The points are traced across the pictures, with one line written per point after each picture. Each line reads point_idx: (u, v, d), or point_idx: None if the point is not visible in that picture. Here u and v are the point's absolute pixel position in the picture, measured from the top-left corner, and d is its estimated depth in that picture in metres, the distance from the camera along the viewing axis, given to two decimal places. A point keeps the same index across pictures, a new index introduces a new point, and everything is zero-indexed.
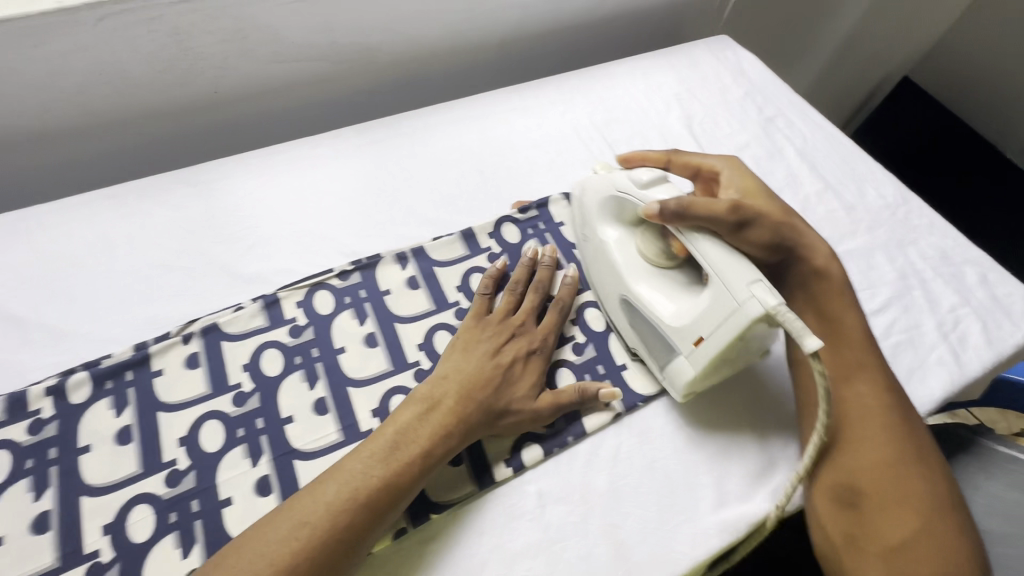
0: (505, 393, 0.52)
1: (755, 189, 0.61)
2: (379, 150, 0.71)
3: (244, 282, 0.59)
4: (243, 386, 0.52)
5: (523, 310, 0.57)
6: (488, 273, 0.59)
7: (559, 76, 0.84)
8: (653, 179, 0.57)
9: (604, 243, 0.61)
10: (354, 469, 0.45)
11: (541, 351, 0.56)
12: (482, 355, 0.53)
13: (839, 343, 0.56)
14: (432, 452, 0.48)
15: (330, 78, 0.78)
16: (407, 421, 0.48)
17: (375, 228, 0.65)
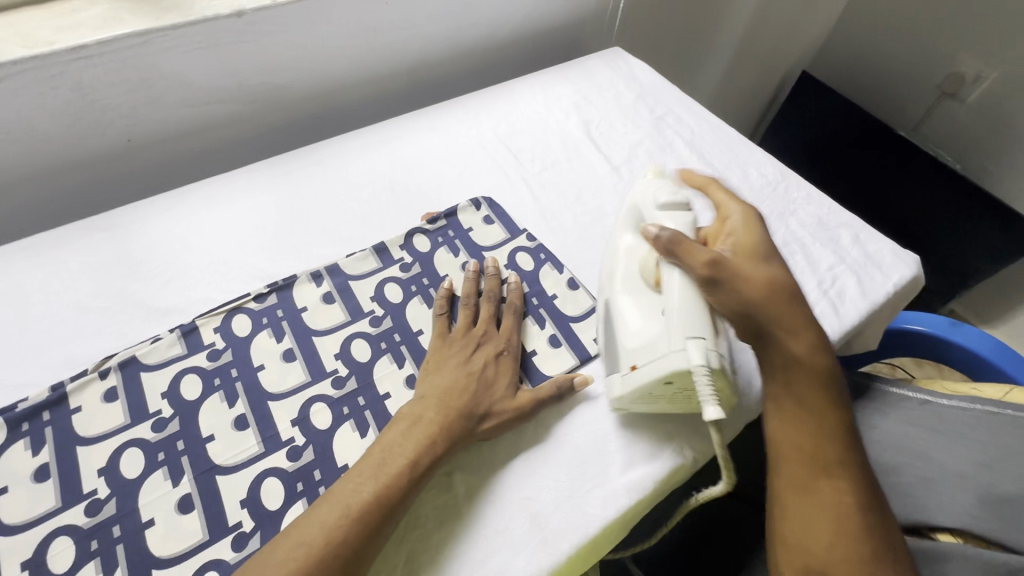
0: (485, 399, 0.55)
1: (760, 257, 0.57)
2: (293, 179, 0.75)
3: (161, 315, 0.62)
4: (163, 412, 0.55)
5: (483, 319, 0.61)
6: (438, 295, 0.63)
7: (466, 98, 0.90)
8: (670, 203, 0.62)
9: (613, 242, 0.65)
10: (347, 489, 0.47)
11: (509, 353, 0.59)
12: (456, 367, 0.56)
13: (817, 434, 0.51)
14: (420, 463, 0.50)
15: (243, 118, 0.82)
16: (394, 439, 0.51)
17: (292, 252, 0.68)
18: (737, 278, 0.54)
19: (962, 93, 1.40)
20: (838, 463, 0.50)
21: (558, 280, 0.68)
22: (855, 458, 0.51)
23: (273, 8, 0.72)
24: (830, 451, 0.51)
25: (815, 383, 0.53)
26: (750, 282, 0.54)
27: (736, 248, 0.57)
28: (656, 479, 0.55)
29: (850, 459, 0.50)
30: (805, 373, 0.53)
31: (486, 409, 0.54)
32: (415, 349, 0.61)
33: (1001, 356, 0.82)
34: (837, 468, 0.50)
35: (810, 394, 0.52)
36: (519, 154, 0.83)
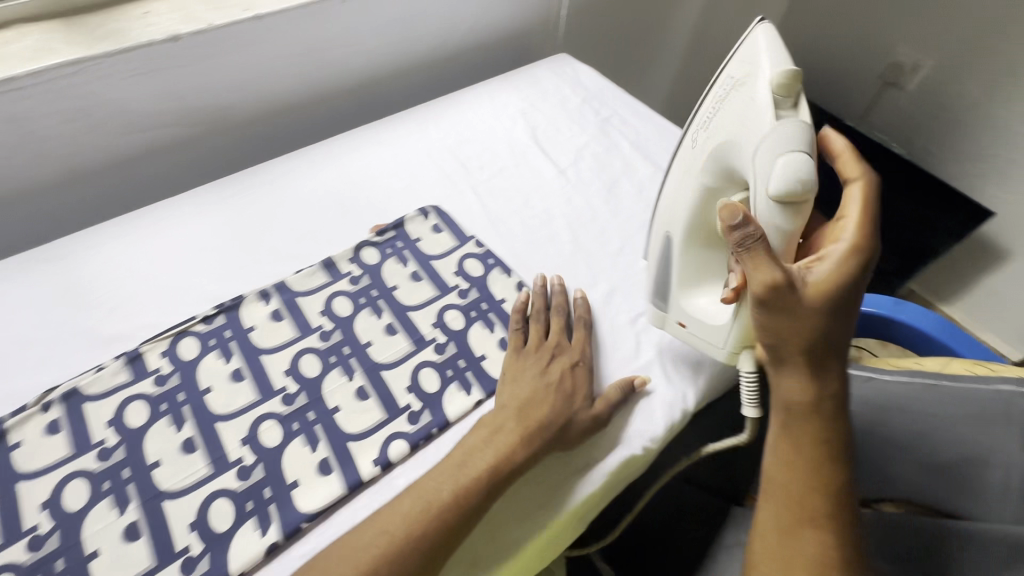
0: (567, 408, 0.56)
1: (843, 298, 0.48)
2: (239, 200, 0.75)
3: (105, 343, 0.61)
4: (107, 441, 0.54)
5: (555, 330, 0.63)
6: (515, 306, 0.64)
7: (414, 111, 0.91)
8: (787, 192, 0.48)
9: (693, 161, 0.57)
10: (430, 485, 0.49)
11: (584, 364, 0.61)
12: (533, 379, 0.57)
13: (812, 483, 0.48)
14: (499, 470, 0.51)
15: (188, 142, 0.81)
16: (475, 443, 0.53)
17: (239, 272, 0.68)
18: (799, 311, 0.47)
19: (903, 81, 1.46)
20: (827, 517, 0.47)
21: (506, 284, 0.69)
22: (849, 517, 0.47)
23: (209, 30, 0.73)
24: (820, 502, 0.47)
25: (825, 434, 0.48)
26: (804, 314, 0.47)
27: (826, 272, 0.48)
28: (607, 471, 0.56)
29: (842, 516, 0.47)
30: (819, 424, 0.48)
31: (567, 420, 0.55)
32: (365, 361, 0.62)
33: (942, 329, 0.86)
34: (824, 521, 0.46)
35: (815, 443, 0.48)
36: (468, 162, 0.84)
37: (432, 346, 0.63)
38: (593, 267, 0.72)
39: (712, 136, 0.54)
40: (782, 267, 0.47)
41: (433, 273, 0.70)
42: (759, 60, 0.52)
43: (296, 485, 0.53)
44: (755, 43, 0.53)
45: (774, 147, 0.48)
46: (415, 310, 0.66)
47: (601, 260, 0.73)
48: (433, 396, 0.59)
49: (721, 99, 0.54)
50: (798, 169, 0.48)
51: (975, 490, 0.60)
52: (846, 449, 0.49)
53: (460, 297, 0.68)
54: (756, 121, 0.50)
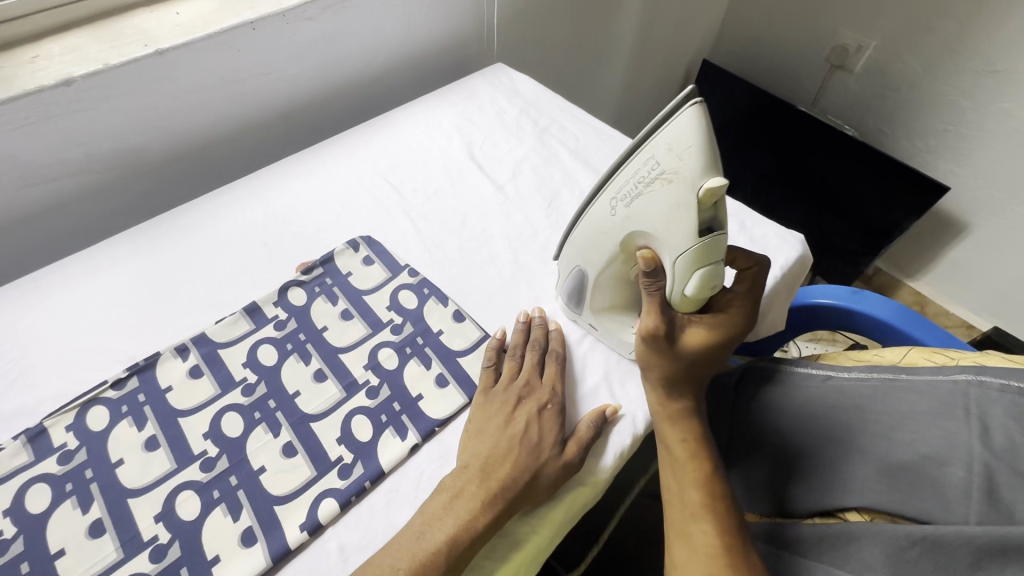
0: (535, 460, 0.52)
1: (713, 350, 0.57)
2: (153, 246, 0.69)
3: (4, 421, 0.56)
4: (5, 533, 0.49)
5: (527, 369, 0.59)
6: (489, 345, 0.61)
7: (343, 135, 0.86)
8: (698, 288, 0.51)
9: (612, 231, 0.54)
10: (386, 562, 0.46)
11: (555, 405, 0.57)
12: (496, 430, 0.54)
13: (686, 480, 0.54)
14: (460, 540, 0.47)
15: (101, 188, 0.76)
16: (435, 510, 0.49)
17: (155, 327, 0.63)
18: (672, 353, 0.55)
19: (849, 64, 1.45)
20: (705, 509, 0.52)
21: (443, 315, 0.66)
22: (731, 512, 0.53)
23: (106, 70, 0.68)
24: (696, 495, 0.53)
25: (692, 441, 0.56)
26: (676, 357, 0.56)
27: (700, 326, 0.56)
28: (554, 506, 0.53)
29: (719, 508, 0.53)
30: (690, 440, 0.56)
31: (535, 474, 0.52)
32: (292, 413, 0.58)
33: (901, 317, 0.85)
34: (701, 512, 0.52)
35: (683, 446, 0.56)
36: (401, 186, 0.80)
37: (364, 390, 0.60)
38: (534, 288, 0.69)
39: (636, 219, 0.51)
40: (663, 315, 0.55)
41: (365, 310, 0.66)
42: (690, 162, 0.46)
43: (216, 560, 0.49)
44: (682, 136, 0.46)
45: (694, 265, 0.50)
46: (345, 351, 0.62)
47: (542, 280, 0.70)
48: (365, 445, 0.56)
49: (646, 186, 0.49)
50: (712, 282, 0.51)
51: (939, 493, 0.57)
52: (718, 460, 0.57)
53: (394, 332, 0.64)
54: (679, 233, 0.49)
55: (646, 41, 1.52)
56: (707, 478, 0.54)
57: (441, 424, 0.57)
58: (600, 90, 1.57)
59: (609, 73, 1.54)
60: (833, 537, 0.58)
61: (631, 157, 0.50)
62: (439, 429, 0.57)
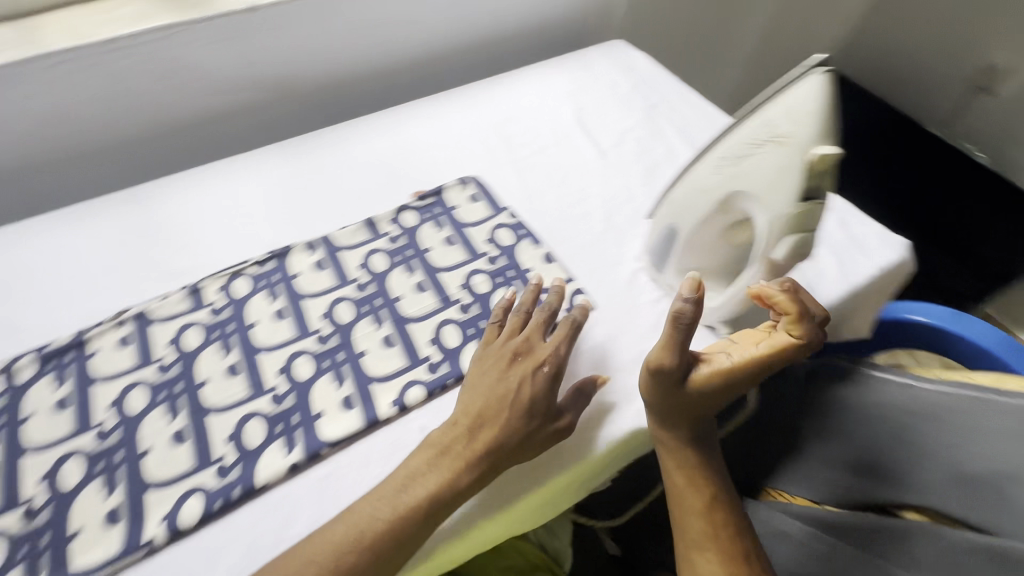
0: (526, 420, 0.54)
1: (720, 394, 0.56)
2: (295, 157, 0.80)
3: (172, 276, 0.68)
4: (166, 359, 0.61)
5: (532, 327, 0.60)
6: (497, 305, 0.63)
7: (465, 87, 0.93)
8: (785, 252, 0.51)
9: (711, 189, 0.56)
10: (363, 513, 0.49)
11: (552, 365, 0.58)
12: (488, 386, 0.56)
13: (690, 507, 0.57)
14: (439, 497, 0.50)
15: (259, 106, 0.88)
16: (418, 467, 0.52)
17: (290, 223, 0.74)
18: (674, 393, 0.55)
19: (996, 87, 1.35)
20: (708, 535, 0.56)
21: (534, 255, 0.71)
22: (738, 543, 0.56)
23: (285, 3, 0.79)
24: (699, 525, 0.57)
25: (693, 469, 0.58)
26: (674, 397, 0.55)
27: (706, 373, 0.55)
28: (562, 469, 0.56)
29: (720, 536, 0.56)
30: (688, 467, 0.58)
31: (525, 436, 0.54)
32: (394, 313, 0.66)
33: (1004, 349, 0.80)
34: (705, 540, 0.56)
35: (684, 474, 0.58)
36: (511, 139, 0.86)
37: (457, 306, 0.67)
38: (621, 247, 0.73)
39: (736, 182, 0.53)
40: (678, 354, 0.53)
41: (465, 239, 0.73)
42: (805, 128, 0.48)
43: (321, 415, 0.58)
44: (805, 101, 0.48)
45: (784, 230, 0.50)
46: (445, 271, 0.70)
47: (630, 240, 0.74)
48: (453, 350, 0.63)
49: (756, 148, 0.51)
50: (801, 249, 0.51)
51: (1004, 509, 0.56)
52: (723, 486, 0.59)
53: (489, 263, 0.71)
54: (778, 194, 0.50)
55: (769, 40, 1.48)
56: (710, 507, 0.57)
57: None
58: (713, 84, 1.55)
59: (724, 69, 1.52)
60: (884, 533, 0.58)
61: (749, 119, 0.53)
62: None
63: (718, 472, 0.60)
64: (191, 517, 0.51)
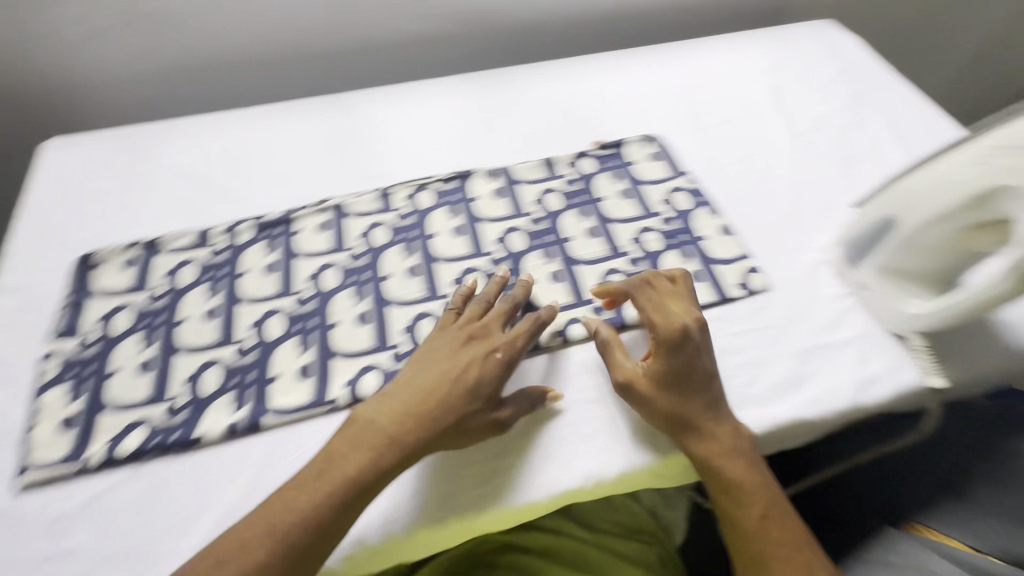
0: (468, 401, 0.51)
1: (678, 384, 0.53)
2: (486, 90, 0.83)
3: (366, 177, 0.74)
4: (357, 249, 0.67)
5: (493, 314, 0.57)
6: (456, 290, 0.60)
7: (656, 48, 0.91)
8: None
9: (969, 178, 0.52)
10: (293, 496, 0.46)
11: (506, 351, 0.54)
12: (442, 367, 0.53)
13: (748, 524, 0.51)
14: (371, 474, 0.48)
15: (455, 34, 0.89)
16: (353, 441, 0.49)
17: (473, 150, 0.77)
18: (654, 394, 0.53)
19: None
20: (776, 558, 0.49)
21: (711, 224, 0.69)
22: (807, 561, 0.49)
23: None
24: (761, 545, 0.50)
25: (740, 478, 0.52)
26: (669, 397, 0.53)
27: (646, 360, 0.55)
28: None
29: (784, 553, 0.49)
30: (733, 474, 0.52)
31: (462, 417, 0.51)
32: (564, 252, 0.67)
33: None
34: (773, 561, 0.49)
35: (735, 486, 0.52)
36: (697, 106, 0.83)
37: (625, 258, 0.67)
38: (805, 234, 0.68)
39: (1011, 175, 0.50)
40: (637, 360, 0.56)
41: (640, 195, 0.72)
42: None
43: None
44: None
45: None
46: (617, 222, 0.70)
47: (816, 228, 0.69)
48: None
49: None
50: None
51: None
52: (777, 495, 0.52)
53: (663, 223, 0.70)
54: None
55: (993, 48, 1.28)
56: (770, 520, 0.50)
57: None
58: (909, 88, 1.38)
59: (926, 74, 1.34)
60: None
61: None
62: None
63: (769, 478, 0.53)
64: (369, 388, 0.56)
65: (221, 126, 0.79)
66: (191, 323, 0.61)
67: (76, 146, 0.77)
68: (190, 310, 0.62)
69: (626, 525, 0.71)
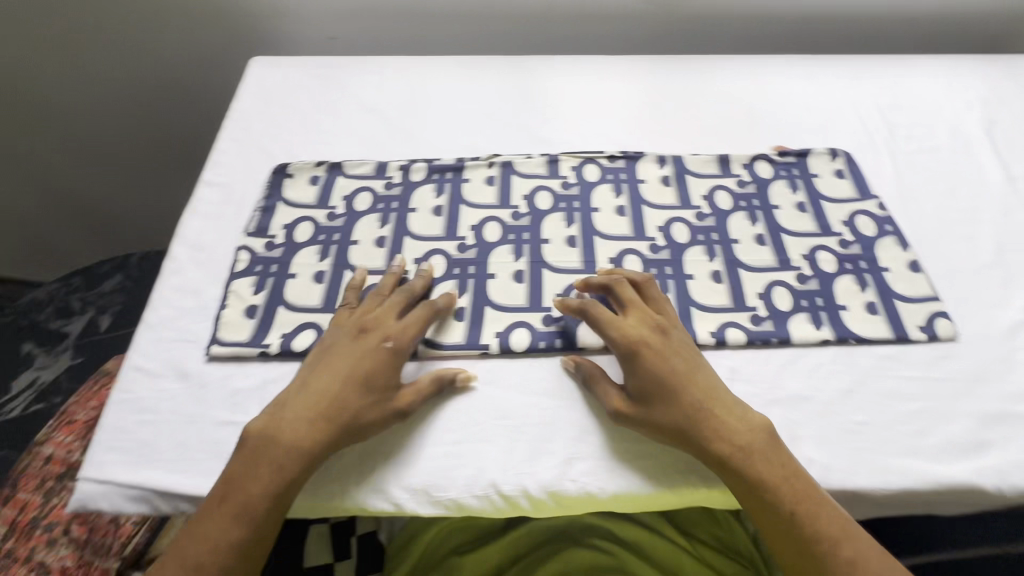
0: (362, 394, 0.51)
1: (653, 404, 0.51)
2: (665, 76, 0.80)
3: (536, 141, 0.74)
4: (520, 209, 0.68)
5: (387, 306, 0.57)
6: (350, 282, 0.60)
7: (853, 58, 0.84)
8: None
9: None
10: (209, 527, 0.47)
11: (398, 342, 0.54)
12: (332, 368, 0.52)
13: (771, 520, 0.48)
14: (277, 490, 0.48)
15: (638, 15, 0.88)
16: (252, 459, 0.48)
17: (644, 132, 0.75)
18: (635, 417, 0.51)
19: None
20: (812, 553, 0.47)
21: (897, 257, 0.63)
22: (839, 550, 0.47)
23: None
24: (792, 542, 0.48)
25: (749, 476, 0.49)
26: (652, 417, 0.51)
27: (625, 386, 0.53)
28: (875, 480, 0.50)
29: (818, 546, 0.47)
30: (740, 471, 0.49)
31: (359, 411, 0.50)
32: (728, 253, 0.64)
33: None
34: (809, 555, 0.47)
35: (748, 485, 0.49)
36: (895, 127, 0.76)
37: (794, 273, 0.63)
38: (1008, 290, 0.61)
39: None
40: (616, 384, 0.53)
41: (819, 210, 0.68)
42: None
43: None
44: None
45: None
46: (789, 234, 0.66)
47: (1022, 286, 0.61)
48: (782, 313, 0.60)
49: None
50: None
51: None
52: (797, 479, 0.49)
53: (841, 245, 0.65)
54: None
55: None
56: (796, 516, 0.48)
57: (857, 339, 0.58)
58: None
59: None
60: None
61: None
62: (854, 342, 0.58)
63: (781, 464, 0.49)
64: (519, 344, 0.57)
65: (406, 69, 0.82)
66: (362, 246, 0.65)
67: (277, 66, 0.84)
68: (362, 234, 0.66)
69: (723, 540, 0.68)
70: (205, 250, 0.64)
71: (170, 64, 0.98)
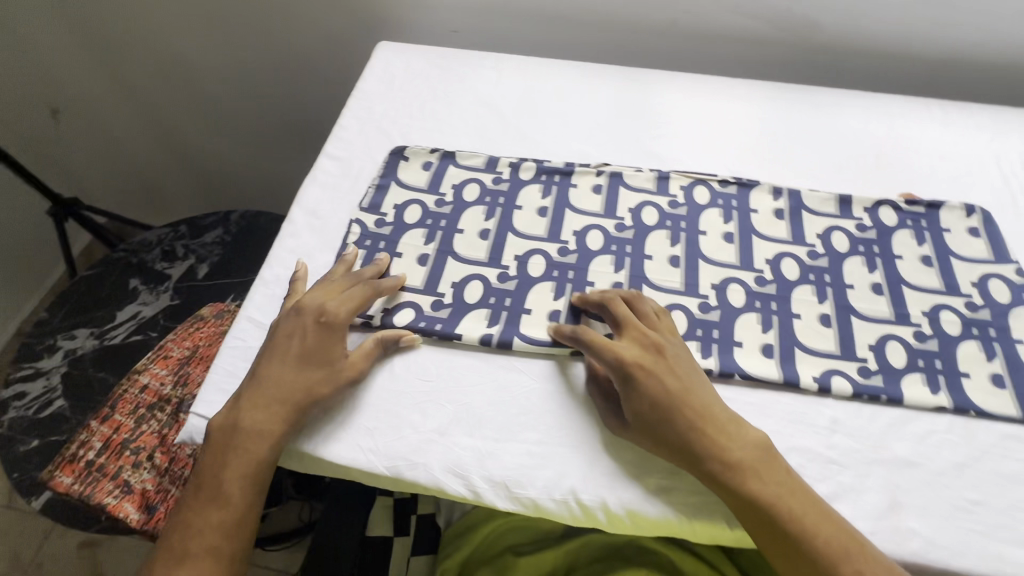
0: (307, 370, 0.54)
1: (654, 427, 0.50)
2: (787, 105, 0.78)
3: (646, 155, 0.74)
4: (625, 221, 0.67)
5: (324, 287, 0.59)
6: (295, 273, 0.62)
7: (999, 109, 0.78)
8: None
9: None
10: (199, 516, 0.50)
11: (332, 317, 0.56)
12: (277, 349, 0.55)
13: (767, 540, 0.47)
14: (253, 474, 0.51)
15: (762, 41, 0.87)
16: (225, 452, 0.51)
17: (760, 160, 0.73)
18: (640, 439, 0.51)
19: None
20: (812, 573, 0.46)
21: None
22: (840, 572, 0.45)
23: None
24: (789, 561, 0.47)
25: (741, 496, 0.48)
26: (654, 440, 0.50)
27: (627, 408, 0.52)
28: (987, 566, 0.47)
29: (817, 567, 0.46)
30: (732, 487, 0.48)
31: (308, 388, 0.53)
32: (840, 298, 0.61)
33: None
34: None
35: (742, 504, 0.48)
36: None
37: (913, 329, 0.59)
38: None
39: None
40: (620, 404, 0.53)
41: (946, 267, 0.63)
42: None
43: (740, 345, 0.58)
44: None
45: None
46: (910, 287, 0.62)
47: None
48: (895, 370, 0.56)
49: None
50: None
51: None
52: (789, 498, 0.47)
53: (968, 307, 0.60)
54: None
55: None
56: (791, 535, 0.46)
57: (978, 412, 0.54)
58: None
59: None
60: None
61: None
62: (974, 414, 0.54)
63: (769, 481, 0.48)
64: None
65: (524, 68, 0.84)
66: (466, 236, 0.66)
67: (401, 52, 0.87)
68: (468, 224, 0.67)
69: None
70: (321, 218, 0.68)
71: (296, 39, 1.04)
